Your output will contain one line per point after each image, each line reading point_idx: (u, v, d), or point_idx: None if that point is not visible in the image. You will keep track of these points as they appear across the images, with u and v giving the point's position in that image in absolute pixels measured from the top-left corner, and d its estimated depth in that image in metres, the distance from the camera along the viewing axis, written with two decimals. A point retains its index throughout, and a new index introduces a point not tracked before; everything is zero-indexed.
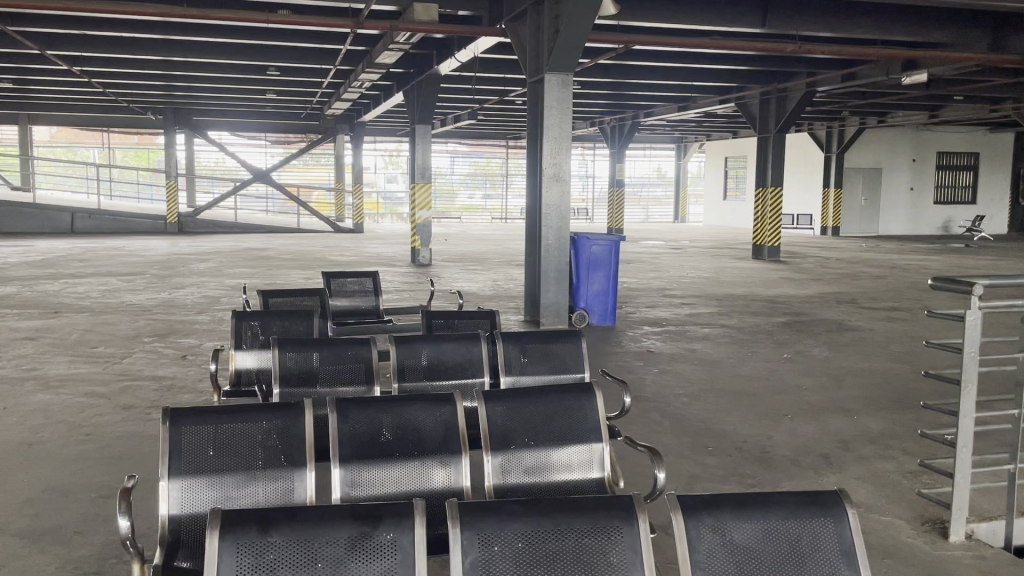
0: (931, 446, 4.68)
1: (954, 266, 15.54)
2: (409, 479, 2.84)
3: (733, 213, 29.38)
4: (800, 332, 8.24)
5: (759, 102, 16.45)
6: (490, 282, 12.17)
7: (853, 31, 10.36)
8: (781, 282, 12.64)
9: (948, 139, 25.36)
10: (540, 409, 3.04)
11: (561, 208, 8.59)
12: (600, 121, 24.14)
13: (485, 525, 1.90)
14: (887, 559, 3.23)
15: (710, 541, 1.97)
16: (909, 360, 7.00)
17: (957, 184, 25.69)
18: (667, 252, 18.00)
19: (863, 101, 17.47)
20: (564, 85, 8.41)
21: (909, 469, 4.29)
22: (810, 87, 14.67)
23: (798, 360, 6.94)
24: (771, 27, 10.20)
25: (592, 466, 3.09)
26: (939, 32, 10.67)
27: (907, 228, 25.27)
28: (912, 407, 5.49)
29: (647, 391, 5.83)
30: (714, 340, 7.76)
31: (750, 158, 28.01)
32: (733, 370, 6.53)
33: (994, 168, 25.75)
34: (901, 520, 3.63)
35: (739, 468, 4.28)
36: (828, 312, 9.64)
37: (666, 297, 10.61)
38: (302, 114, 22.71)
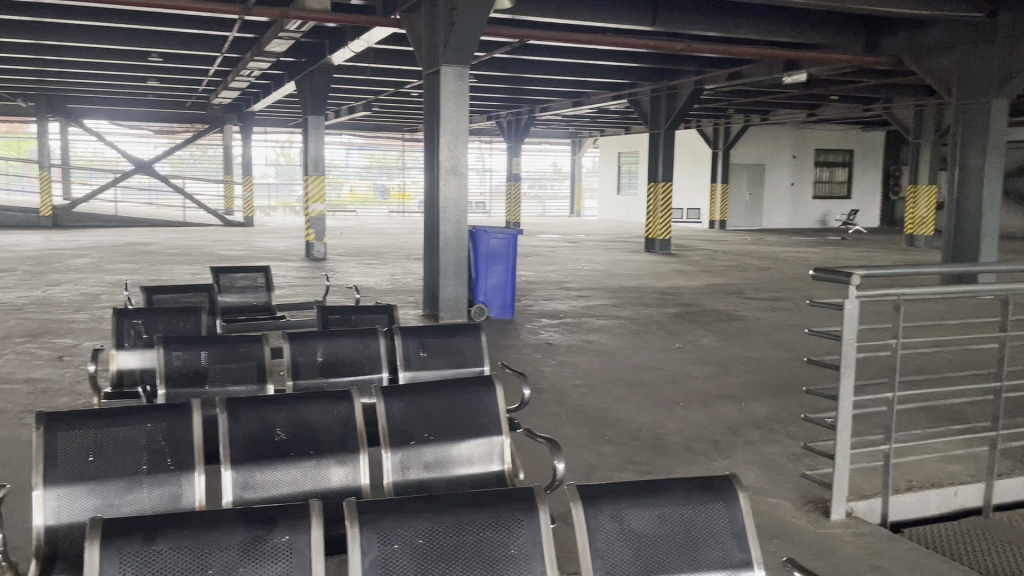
0: (814, 429, 4.91)
1: (831, 257, 16.36)
2: (306, 479, 2.76)
3: (626, 207, 30.06)
4: (690, 323, 8.50)
5: (651, 99, 16.87)
6: (387, 276, 12.02)
7: (737, 31, 10.70)
8: (673, 274, 12.99)
9: (825, 137, 26.60)
10: (441, 404, 3.01)
11: (459, 201, 8.56)
12: (495, 115, 24.18)
13: (384, 524, 1.86)
14: (774, 540, 3.36)
15: (608, 529, 1.99)
16: (792, 348, 7.32)
17: (833, 181, 27.01)
18: (564, 245, 18.27)
19: (746, 99, 18.16)
20: (461, 78, 8.36)
21: (792, 452, 4.49)
22: (697, 86, 15.09)
23: (689, 350, 7.16)
24: (660, 26, 10.38)
25: (493, 460, 3.09)
26: (816, 35, 11.14)
27: (788, 222, 26.46)
28: (795, 392, 5.75)
29: (545, 383, 5.89)
30: (609, 331, 7.92)
31: (642, 154, 28.72)
32: (627, 360, 6.68)
33: (865, 166, 27.24)
34: (786, 501, 3.79)
35: (634, 456, 4.37)
36: (716, 303, 9.98)
37: (562, 290, 10.76)
38: (188, 103, 21.79)
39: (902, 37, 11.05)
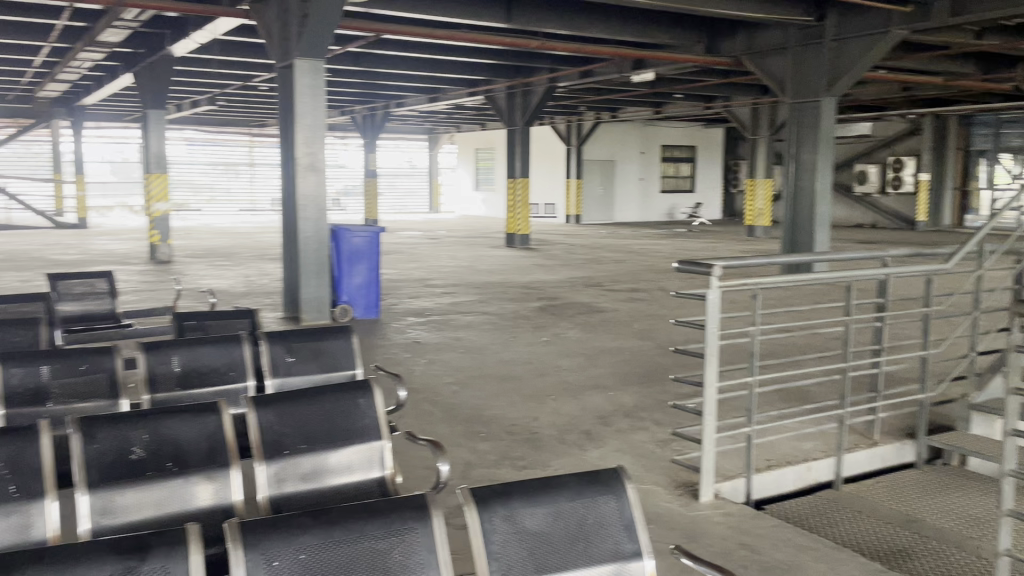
0: (678, 415, 5.11)
1: (681, 249, 17.12)
2: (171, 500, 2.58)
3: (484, 203, 30.26)
4: (554, 316, 8.66)
5: (506, 96, 17.02)
6: (241, 278, 11.50)
7: (589, 26, 10.78)
8: (533, 268, 13.19)
9: (670, 134, 27.77)
10: (315, 411, 2.90)
11: (318, 198, 8.29)
12: (349, 111, 23.66)
13: (268, 542, 1.76)
14: (652, 526, 3.45)
15: (503, 530, 1.96)
16: (652, 337, 7.59)
17: (679, 175, 28.27)
18: (424, 242, 18.17)
19: (598, 96, 18.66)
20: (316, 71, 8.08)
21: (660, 438, 4.64)
22: (551, 83, 15.29)
23: (555, 342, 7.29)
24: (516, 23, 10.43)
25: (372, 466, 3.00)
26: (664, 33, 11.43)
27: (639, 215, 27.47)
28: (658, 380, 5.96)
29: (416, 382, 5.81)
30: (476, 327, 7.93)
31: (498, 150, 29.00)
32: (496, 355, 6.71)
33: (707, 161, 28.70)
34: (658, 487, 3.92)
35: (511, 451, 4.39)
36: (577, 296, 10.21)
37: (426, 287, 10.68)
38: (8, 96, 19.99)
39: (740, 39, 11.53)
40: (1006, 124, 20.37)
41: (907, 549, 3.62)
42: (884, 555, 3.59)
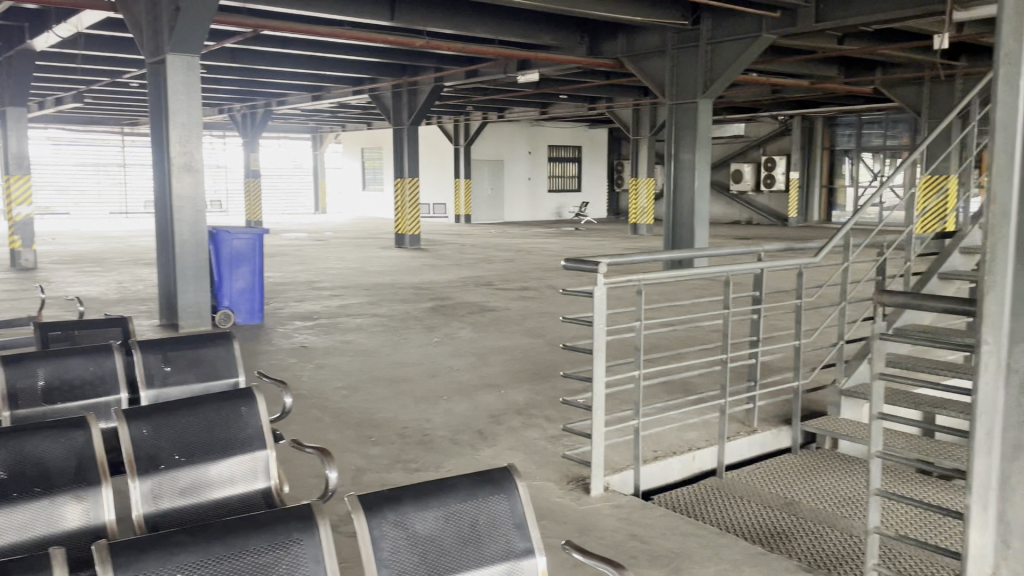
0: (569, 411, 5.17)
1: (569, 247, 17.38)
2: (35, 523, 2.41)
3: (372, 204, 29.86)
4: (445, 316, 8.61)
5: (392, 95, 16.83)
6: (114, 285, 10.89)
7: (473, 27, 10.78)
8: (423, 269, 13.09)
9: (556, 134, 28.15)
10: (194, 422, 2.76)
11: (195, 200, 7.96)
12: (228, 109, 22.84)
13: (141, 564, 1.66)
14: (544, 522, 3.48)
15: (394, 536, 1.92)
16: (543, 334, 7.66)
17: (566, 175, 28.69)
18: (310, 244, 17.73)
19: (484, 96, 18.71)
20: (190, 68, 7.78)
21: (552, 434, 4.69)
22: (437, 82, 15.21)
23: (446, 342, 7.25)
24: (399, 21, 10.32)
25: (257, 476, 2.90)
26: (547, 34, 11.54)
27: (527, 215, 27.74)
28: (549, 377, 6.02)
29: (304, 388, 5.65)
30: (365, 330, 7.79)
31: (385, 150, 28.71)
32: (386, 357, 6.61)
33: (592, 160, 29.28)
34: (549, 483, 3.95)
35: (402, 454, 4.33)
36: (468, 295, 10.20)
37: (313, 290, 10.42)
38: None
39: (621, 42, 11.80)
40: (867, 125, 21.69)
41: (785, 531, 3.77)
42: (764, 538, 3.72)
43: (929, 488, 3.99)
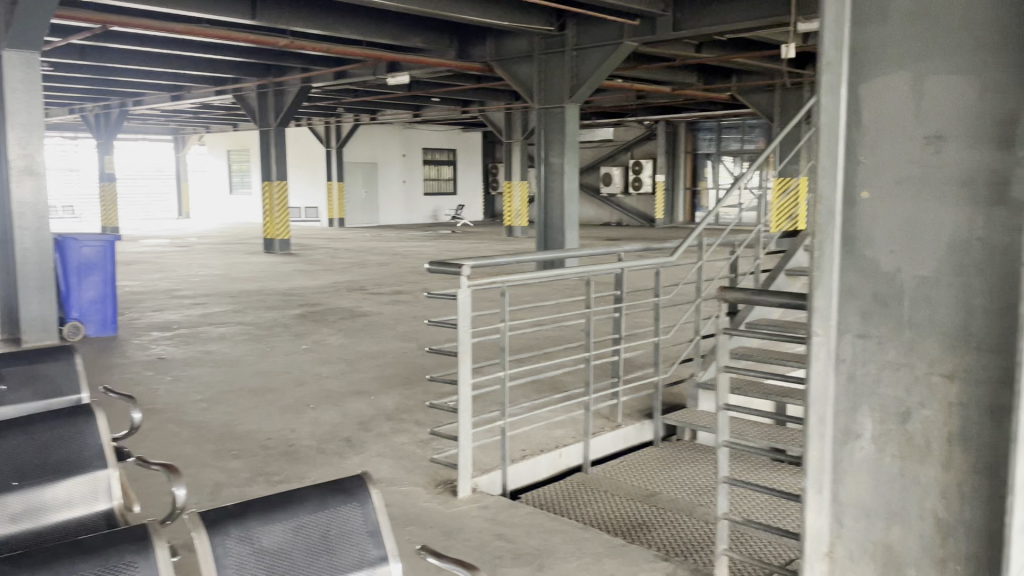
0: (438, 415, 5.16)
1: (444, 250, 17.35)
2: None
3: (240, 208, 28.86)
4: (315, 323, 8.41)
5: (258, 95, 16.31)
6: None
7: (340, 28, 10.59)
8: (293, 274, 12.74)
9: (430, 137, 28.03)
10: (23, 443, 2.55)
11: (37, 206, 7.45)
12: (80, 109, 21.54)
13: None
14: (410, 527, 3.45)
15: (238, 551, 1.82)
16: (414, 338, 7.60)
17: (441, 177, 28.64)
18: (173, 250, 16.95)
19: (354, 98, 18.42)
20: (29, 65, 7.26)
21: (421, 439, 4.66)
22: (305, 83, 14.87)
23: (315, 350, 7.08)
24: (262, 21, 10.02)
25: (99, 497, 2.70)
26: (416, 36, 11.49)
27: (402, 218, 27.53)
28: (419, 381, 5.98)
29: (159, 402, 5.38)
30: (229, 339, 7.50)
31: (254, 153, 27.85)
32: (251, 367, 6.39)
33: (467, 163, 29.36)
34: (417, 487, 3.92)
35: (265, 466, 4.20)
36: (339, 300, 10.00)
37: (174, 299, 9.95)
38: None
39: (489, 46, 11.89)
40: (725, 130, 22.79)
41: (645, 521, 3.88)
42: (626, 529, 3.82)
43: (775, 473, 4.21)
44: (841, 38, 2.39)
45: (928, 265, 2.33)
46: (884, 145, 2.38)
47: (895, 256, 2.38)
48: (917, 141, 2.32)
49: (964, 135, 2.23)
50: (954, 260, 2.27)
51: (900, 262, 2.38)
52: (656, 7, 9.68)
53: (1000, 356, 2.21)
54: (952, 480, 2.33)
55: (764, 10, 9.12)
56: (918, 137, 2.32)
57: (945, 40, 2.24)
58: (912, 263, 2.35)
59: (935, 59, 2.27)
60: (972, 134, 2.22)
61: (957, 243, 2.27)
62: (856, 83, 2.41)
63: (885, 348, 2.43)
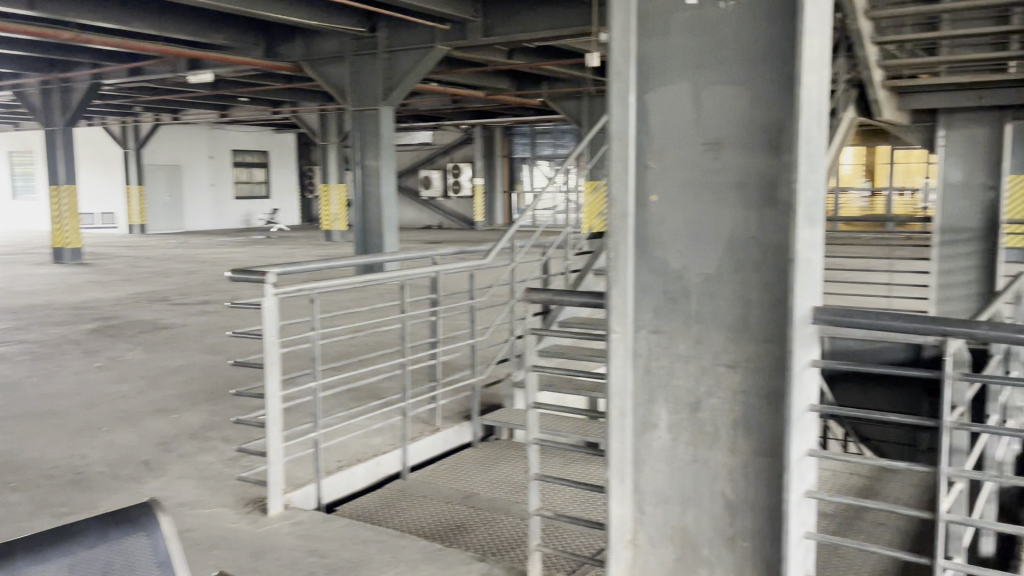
0: (248, 430, 4.93)
1: (257, 256, 16.66)
2: None
3: (25, 214, 26.29)
4: (111, 338, 7.80)
5: (40, 91, 14.90)
6: None
7: (133, 23, 9.85)
8: (86, 286, 11.76)
9: (240, 139, 26.85)
10: None
11: None
12: None
13: None
14: (214, 551, 3.26)
15: None
16: (223, 350, 7.23)
17: (253, 180, 27.49)
18: None
19: (153, 96, 17.27)
20: None
21: (228, 456, 4.43)
22: (95, 79, 13.76)
23: (110, 367, 6.55)
24: (41, 11, 9.12)
25: None
26: (219, 34, 10.91)
27: (211, 223, 26.19)
28: (227, 396, 5.68)
29: None
30: (9, 360, 6.79)
31: (39, 154, 25.45)
32: (34, 390, 5.81)
33: (281, 165, 28.37)
34: (224, 508, 3.71)
35: (49, 498, 3.82)
36: (140, 313, 9.34)
37: None
38: None
39: (298, 46, 11.52)
40: (539, 135, 23.50)
41: (463, 524, 3.89)
42: (443, 532, 3.81)
43: (587, 466, 4.35)
44: (628, 49, 2.51)
45: (710, 263, 2.49)
46: (669, 150, 2.52)
47: (682, 254, 2.53)
48: (697, 147, 2.47)
49: (737, 141, 2.40)
50: (733, 257, 2.44)
51: (686, 260, 2.53)
52: (466, 12, 9.77)
53: (774, 346, 2.40)
54: (737, 463, 2.50)
55: (568, 20, 9.39)
56: (698, 143, 2.47)
57: (718, 53, 2.41)
58: (697, 261, 2.51)
59: (709, 71, 2.43)
60: (743, 141, 2.39)
61: (735, 242, 2.44)
62: (643, 91, 2.54)
63: (677, 342, 2.57)
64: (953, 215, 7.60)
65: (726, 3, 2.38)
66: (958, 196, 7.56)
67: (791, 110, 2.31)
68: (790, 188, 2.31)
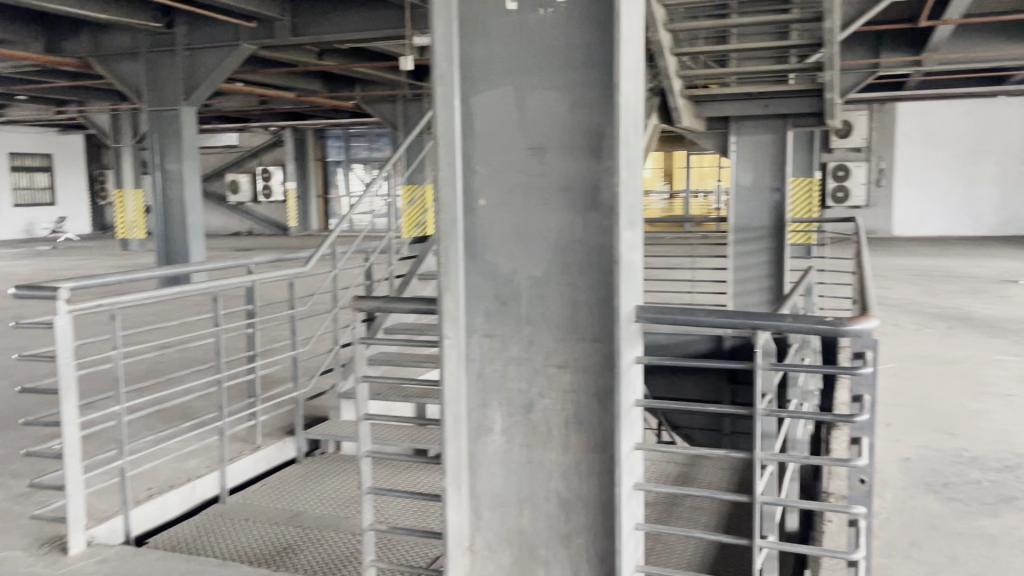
0: (42, 463, 4.45)
1: (43, 269, 15.18)
2: None
3: None
4: None
5: None
6: None
7: None
8: None
9: (17, 140, 24.33)
10: None
11: None
12: None
13: None
14: None
15: None
16: (8, 376, 6.50)
17: (35, 186, 25.01)
18: None
19: None
20: None
21: (19, 493, 3.97)
22: None
23: None
24: None
25: None
26: None
27: None
28: (15, 425, 5.11)
29: None
30: None
31: None
32: None
33: (67, 170, 26.00)
34: (17, 552, 3.32)
35: None
36: None
37: None
38: None
39: (85, 40, 10.57)
40: (353, 138, 23.14)
41: (290, 545, 3.72)
42: (268, 556, 3.62)
43: (419, 475, 4.30)
44: (451, 53, 2.49)
45: (539, 266, 2.52)
46: (495, 154, 2.53)
47: (512, 256, 2.55)
48: (523, 151, 2.50)
49: (561, 146, 2.45)
50: (560, 260, 2.49)
51: (516, 262, 2.54)
52: (272, 10, 9.38)
53: (602, 345, 2.46)
54: (570, 461, 2.54)
55: (378, 22, 9.24)
56: (524, 146, 2.49)
57: (539, 58, 2.44)
58: (526, 264, 2.53)
59: (531, 76, 2.46)
60: (567, 145, 2.44)
61: (561, 244, 2.48)
62: (468, 94, 2.53)
63: (509, 345, 2.58)
64: (747, 216, 8.22)
65: (545, 11, 2.41)
66: (749, 197, 8.18)
67: (610, 116, 2.38)
68: (612, 191, 2.39)
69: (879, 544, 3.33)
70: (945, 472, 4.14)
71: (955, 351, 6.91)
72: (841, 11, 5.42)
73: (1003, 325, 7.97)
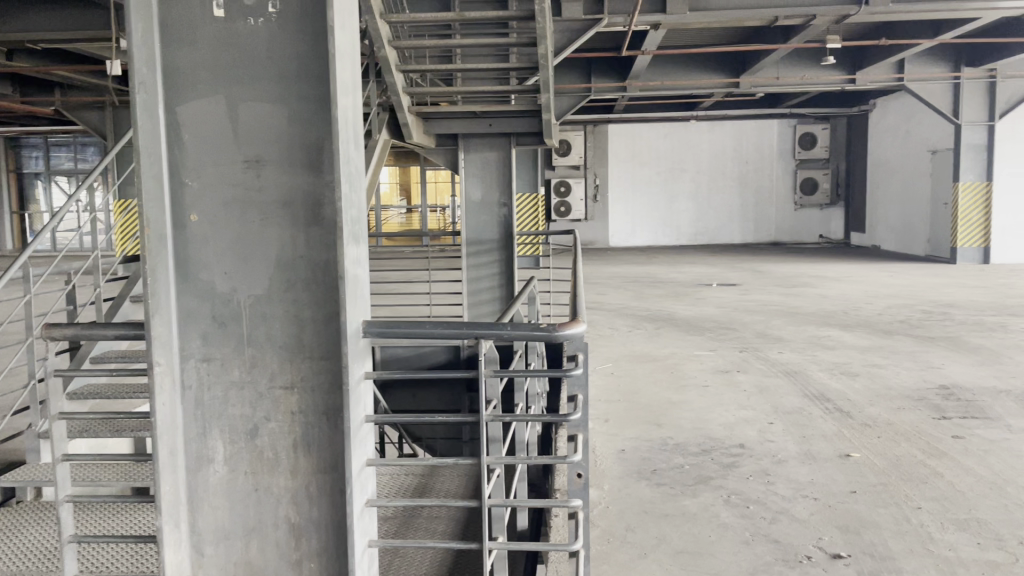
0: None
1: None
2: None
3: None
4: None
5: None
6: None
7: None
8: None
9: None
10: None
11: None
12: None
13: None
14: None
15: None
16: None
17: None
18: None
19: None
20: None
21: None
22: None
23: None
24: None
25: None
26: None
27: None
28: None
29: None
30: None
31: None
32: None
33: None
34: None
35: None
36: None
37: None
38: None
39: None
40: (53, 148, 20.74)
41: None
42: None
43: (135, 514, 3.93)
44: (151, 58, 2.32)
45: (258, 286, 2.42)
46: (207, 167, 2.39)
47: (229, 276, 2.42)
48: (237, 164, 2.39)
49: (279, 160, 2.38)
50: (282, 277, 2.41)
51: (233, 282, 2.42)
52: None
53: (329, 363, 2.42)
54: (300, 484, 2.47)
55: (76, 22, 8.40)
56: (238, 159, 2.39)
57: (251, 69, 2.35)
58: (245, 283, 2.42)
59: (244, 86, 2.36)
60: (286, 159, 2.37)
61: (283, 263, 2.41)
62: (173, 103, 2.37)
63: (229, 368, 2.45)
64: (476, 230, 8.50)
65: (256, 20, 2.33)
66: (479, 211, 8.48)
67: (329, 130, 2.35)
68: (334, 207, 2.36)
69: (599, 533, 3.60)
70: (654, 459, 4.58)
71: (662, 349, 7.67)
72: (552, 38, 5.80)
73: (699, 324, 8.98)
